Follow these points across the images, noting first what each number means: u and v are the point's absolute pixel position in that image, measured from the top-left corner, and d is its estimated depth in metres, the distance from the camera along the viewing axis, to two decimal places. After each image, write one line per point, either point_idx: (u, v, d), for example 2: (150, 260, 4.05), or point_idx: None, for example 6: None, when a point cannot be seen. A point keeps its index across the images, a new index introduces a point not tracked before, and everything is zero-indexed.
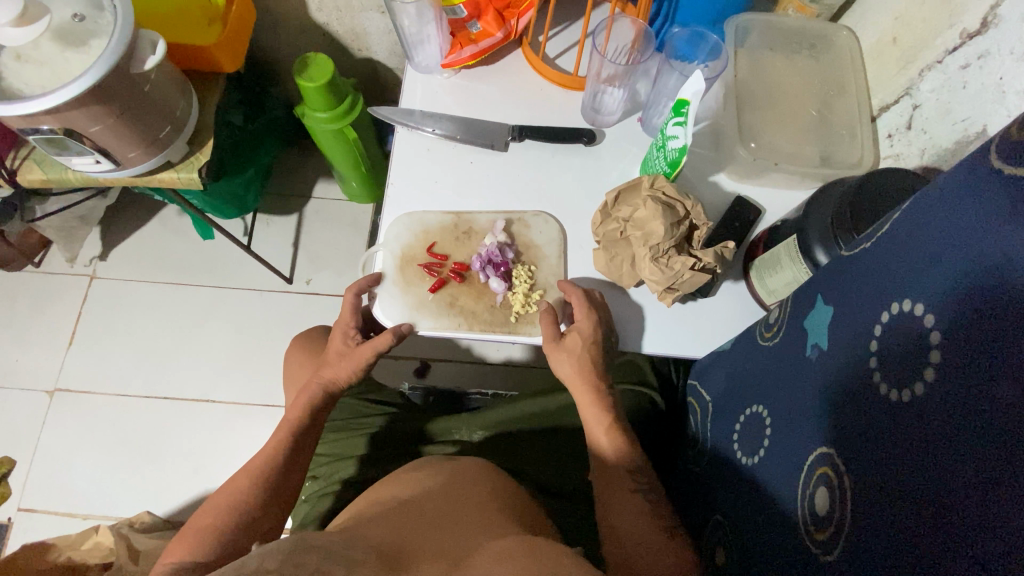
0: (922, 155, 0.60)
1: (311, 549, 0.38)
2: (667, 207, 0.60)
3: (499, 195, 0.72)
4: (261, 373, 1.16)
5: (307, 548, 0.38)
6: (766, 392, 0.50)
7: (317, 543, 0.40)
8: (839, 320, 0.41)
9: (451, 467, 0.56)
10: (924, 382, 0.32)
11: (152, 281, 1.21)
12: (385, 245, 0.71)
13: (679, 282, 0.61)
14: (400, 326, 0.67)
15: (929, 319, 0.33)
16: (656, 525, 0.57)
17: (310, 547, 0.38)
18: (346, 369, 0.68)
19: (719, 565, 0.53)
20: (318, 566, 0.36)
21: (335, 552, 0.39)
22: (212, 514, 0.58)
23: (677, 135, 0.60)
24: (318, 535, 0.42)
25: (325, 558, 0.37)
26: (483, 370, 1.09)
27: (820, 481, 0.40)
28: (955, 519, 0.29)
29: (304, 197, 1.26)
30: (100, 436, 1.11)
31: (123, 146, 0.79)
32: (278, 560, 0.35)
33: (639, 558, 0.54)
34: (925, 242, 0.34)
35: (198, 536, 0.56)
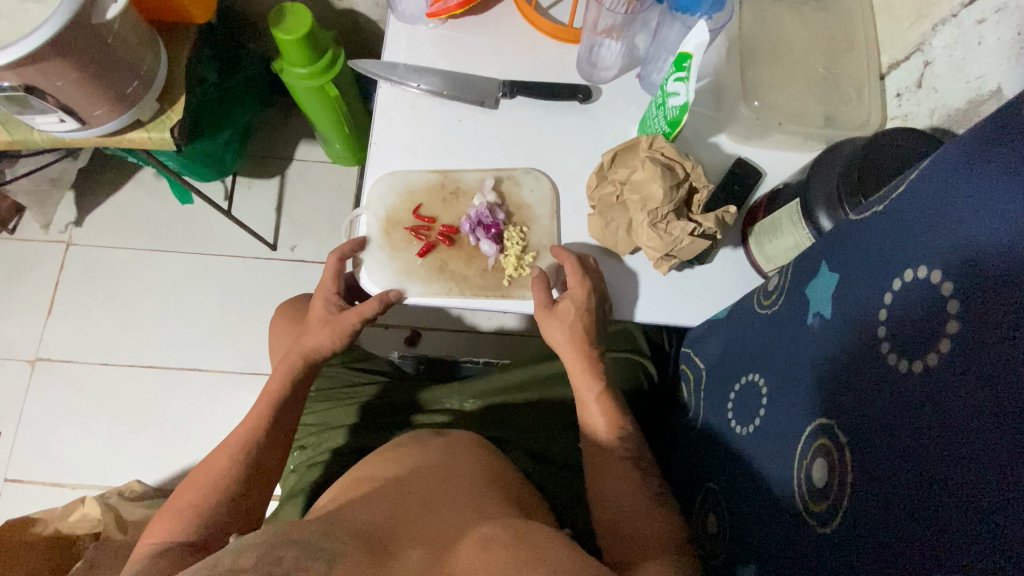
0: (931, 116, 0.57)
1: (293, 542, 0.38)
2: (666, 169, 0.57)
3: (489, 155, 0.69)
4: (247, 341, 1.14)
5: (287, 544, 0.37)
6: (762, 361, 0.49)
7: (300, 535, 0.39)
8: (845, 288, 0.40)
9: (439, 442, 0.55)
10: (939, 353, 0.30)
11: (130, 247, 1.17)
12: (369, 209, 0.68)
13: (678, 248, 0.59)
14: (387, 292, 0.64)
15: (947, 286, 0.31)
16: (647, 494, 0.56)
17: (291, 541, 0.38)
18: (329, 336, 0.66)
19: (711, 533, 0.53)
20: (297, 564, 0.35)
21: (317, 544, 0.38)
22: (194, 493, 0.57)
23: (678, 91, 0.57)
24: (300, 525, 0.41)
25: (307, 553, 0.36)
26: (474, 337, 1.08)
27: (818, 453, 0.39)
28: (967, 494, 0.28)
29: (287, 159, 1.21)
30: (84, 406, 1.09)
31: (88, 103, 0.74)
32: (255, 558, 0.35)
33: (631, 525, 0.54)
34: (948, 204, 0.32)
35: (179, 515, 0.55)
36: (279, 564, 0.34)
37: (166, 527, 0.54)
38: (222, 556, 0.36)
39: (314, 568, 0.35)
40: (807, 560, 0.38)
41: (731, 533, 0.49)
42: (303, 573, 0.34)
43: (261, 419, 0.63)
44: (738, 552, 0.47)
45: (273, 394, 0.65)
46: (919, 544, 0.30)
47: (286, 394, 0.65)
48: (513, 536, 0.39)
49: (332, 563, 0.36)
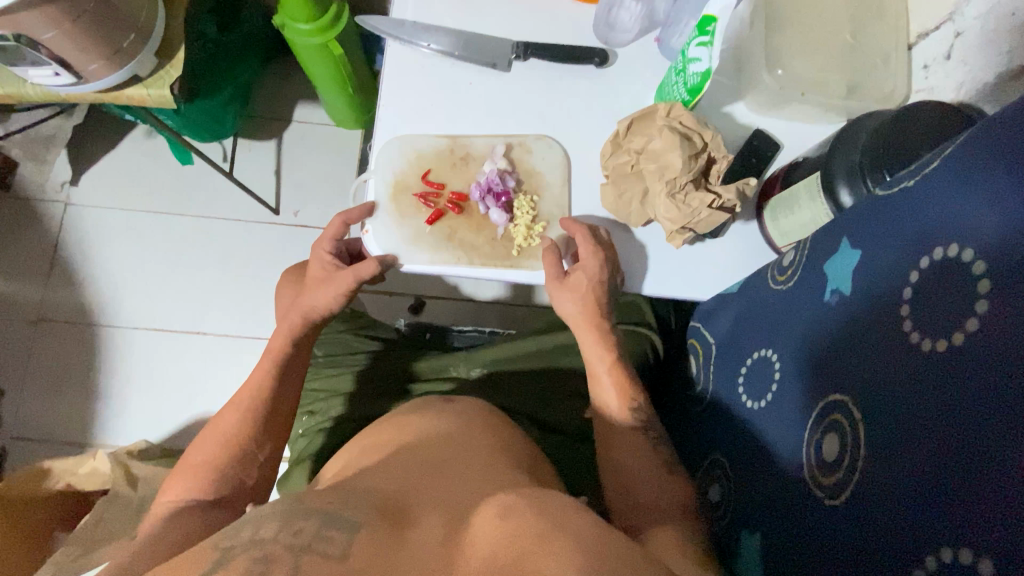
0: (958, 89, 0.56)
1: (311, 512, 0.38)
2: (685, 139, 0.56)
3: (499, 118, 0.67)
4: (251, 306, 1.13)
5: (306, 511, 0.38)
6: (775, 336, 0.49)
7: (318, 504, 0.39)
8: (868, 265, 0.39)
9: (449, 411, 0.55)
10: (965, 333, 0.30)
11: (130, 208, 1.15)
12: (376, 173, 0.67)
13: (695, 220, 0.58)
14: (385, 257, 0.64)
15: (979, 265, 0.30)
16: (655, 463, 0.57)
17: (308, 510, 0.38)
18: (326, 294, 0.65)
19: (713, 502, 0.54)
20: (318, 532, 0.35)
21: (334, 512, 0.38)
22: (206, 452, 0.58)
23: (700, 57, 0.55)
24: (316, 494, 0.41)
25: (325, 523, 0.36)
26: (478, 308, 1.08)
27: (829, 428, 0.39)
28: (987, 472, 0.28)
29: (288, 120, 1.18)
30: (90, 367, 1.10)
31: (84, 56, 0.71)
32: (276, 527, 0.36)
33: (636, 491, 0.56)
34: (985, 181, 0.31)
35: (200, 471, 0.56)
36: (296, 537, 0.35)
37: (182, 486, 0.56)
38: (242, 525, 0.37)
39: (335, 539, 0.35)
40: (812, 530, 0.39)
41: (736, 502, 0.50)
42: (324, 545, 0.34)
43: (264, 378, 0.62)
44: (743, 521, 0.48)
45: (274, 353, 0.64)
46: (934, 519, 0.30)
47: (294, 352, 0.65)
48: (530, 504, 0.40)
49: (351, 531, 0.36)
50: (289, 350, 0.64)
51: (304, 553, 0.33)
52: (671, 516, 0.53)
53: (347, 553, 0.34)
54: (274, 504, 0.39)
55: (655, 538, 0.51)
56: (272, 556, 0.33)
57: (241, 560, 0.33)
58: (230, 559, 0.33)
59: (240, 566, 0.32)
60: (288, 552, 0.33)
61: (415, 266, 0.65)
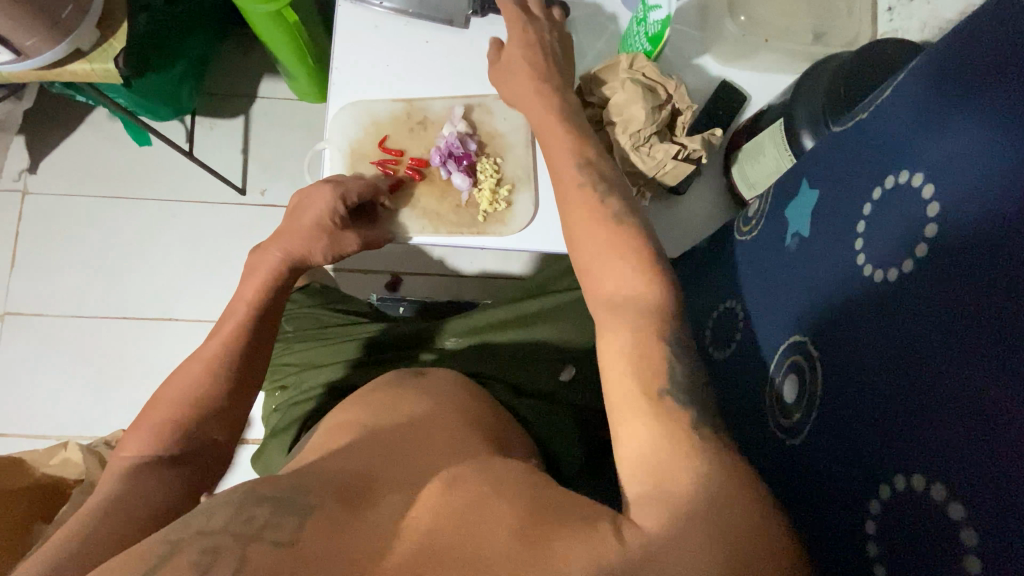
0: (922, 29, 0.54)
1: (264, 498, 0.37)
2: (649, 91, 0.55)
3: (458, 79, 0.65)
4: (224, 289, 1.11)
5: (260, 498, 0.37)
6: (741, 286, 0.48)
7: (270, 490, 0.38)
8: (824, 203, 0.38)
9: (414, 386, 0.54)
10: (915, 260, 0.30)
11: (91, 194, 1.11)
12: (331, 142, 0.65)
13: (662, 173, 0.57)
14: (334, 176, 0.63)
15: (928, 190, 0.30)
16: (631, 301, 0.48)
17: (263, 497, 0.37)
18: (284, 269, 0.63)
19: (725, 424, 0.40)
20: (268, 518, 0.35)
21: (288, 496, 0.37)
22: (168, 406, 0.55)
23: (660, 4, 0.53)
24: (272, 479, 0.40)
25: (277, 509, 0.36)
26: (456, 281, 1.07)
27: (790, 369, 0.39)
28: (936, 397, 0.28)
29: (250, 96, 1.14)
30: (60, 359, 1.08)
31: (18, 30, 0.67)
32: (225, 517, 0.35)
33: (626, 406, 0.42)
34: (933, 104, 0.30)
35: (158, 430, 0.53)
36: (247, 528, 0.34)
37: (142, 440, 0.53)
38: (191, 517, 0.36)
39: (285, 525, 0.35)
40: (776, 473, 0.39)
41: None
42: (272, 532, 0.34)
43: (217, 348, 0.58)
44: None
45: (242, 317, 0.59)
46: (887, 449, 0.30)
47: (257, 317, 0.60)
48: (490, 474, 0.39)
49: (302, 517, 0.35)
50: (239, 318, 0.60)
51: (251, 544, 0.33)
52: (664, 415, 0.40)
53: (296, 539, 0.34)
54: (228, 492, 0.38)
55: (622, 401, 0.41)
56: (218, 548, 0.33)
57: (187, 553, 0.32)
58: (176, 552, 0.33)
59: (186, 560, 0.32)
60: (235, 543, 0.33)
61: (417, 239, 0.64)
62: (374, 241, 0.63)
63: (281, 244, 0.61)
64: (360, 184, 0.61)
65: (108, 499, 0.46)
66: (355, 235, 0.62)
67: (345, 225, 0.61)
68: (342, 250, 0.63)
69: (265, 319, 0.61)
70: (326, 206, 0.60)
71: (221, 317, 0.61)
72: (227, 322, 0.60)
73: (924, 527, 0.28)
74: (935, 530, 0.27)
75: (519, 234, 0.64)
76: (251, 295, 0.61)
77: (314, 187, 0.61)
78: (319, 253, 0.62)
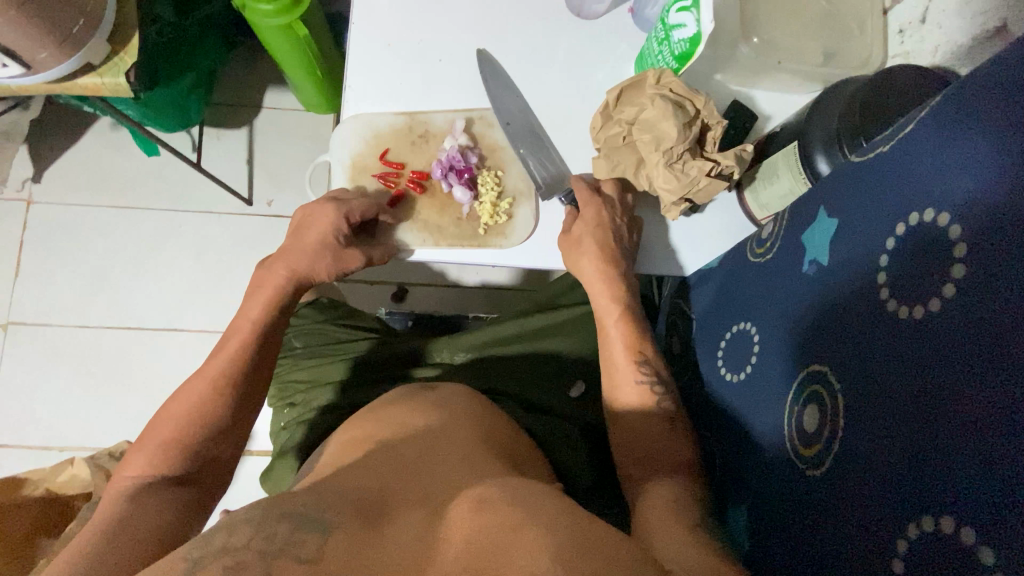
0: (934, 54, 0.55)
1: (283, 515, 0.36)
2: (677, 107, 0.54)
3: (460, 92, 0.65)
4: (229, 300, 1.11)
5: (278, 514, 0.37)
6: (755, 309, 0.48)
7: (293, 505, 0.38)
8: (844, 234, 0.39)
9: (428, 401, 0.55)
10: (941, 299, 0.30)
11: (96, 204, 1.11)
12: (334, 156, 0.65)
13: (695, 190, 0.57)
14: (343, 192, 0.63)
15: (955, 230, 0.30)
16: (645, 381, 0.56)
17: (281, 513, 0.37)
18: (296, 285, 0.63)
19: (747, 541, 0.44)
20: (290, 535, 0.35)
21: (307, 515, 0.37)
22: (171, 425, 0.55)
23: (683, 23, 0.53)
24: (287, 496, 0.40)
25: (297, 526, 0.35)
26: (461, 293, 1.07)
27: (809, 400, 0.39)
28: (965, 437, 0.28)
29: (256, 106, 1.14)
30: (64, 369, 1.07)
31: (31, 45, 0.67)
32: (248, 534, 0.34)
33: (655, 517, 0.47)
34: (961, 143, 0.30)
35: (161, 450, 0.53)
36: (269, 543, 0.34)
37: (145, 459, 0.53)
38: (211, 533, 0.36)
39: (309, 541, 0.34)
40: (797, 504, 0.39)
41: (723, 475, 0.50)
42: (296, 550, 0.34)
43: (232, 364, 0.59)
44: (731, 494, 0.48)
45: (247, 340, 0.60)
46: (912, 486, 0.30)
47: (265, 329, 0.61)
48: (505, 493, 0.40)
49: (325, 535, 0.35)
50: (252, 335, 0.60)
51: (278, 558, 0.33)
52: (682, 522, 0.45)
53: (320, 556, 0.34)
54: (247, 509, 0.37)
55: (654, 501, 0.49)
56: (243, 565, 0.32)
57: (212, 571, 0.31)
58: (201, 570, 0.32)
59: None
60: (261, 557, 0.33)
61: (418, 253, 0.63)
62: (376, 258, 0.63)
63: (284, 261, 0.63)
64: (362, 202, 0.61)
65: (115, 518, 0.47)
66: (358, 251, 0.62)
67: (347, 243, 0.61)
68: (345, 267, 0.63)
69: (269, 340, 0.61)
70: (329, 224, 0.60)
71: (223, 334, 0.61)
72: (233, 341, 0.60)
73: (949, 566, 0.28)
74: (960, 570, 0.27)
75: (521, 246, 0.64)
76: (265, 313, 0.62)
77: (315, 204, 0.62)
78: (321, 269, 0.62)
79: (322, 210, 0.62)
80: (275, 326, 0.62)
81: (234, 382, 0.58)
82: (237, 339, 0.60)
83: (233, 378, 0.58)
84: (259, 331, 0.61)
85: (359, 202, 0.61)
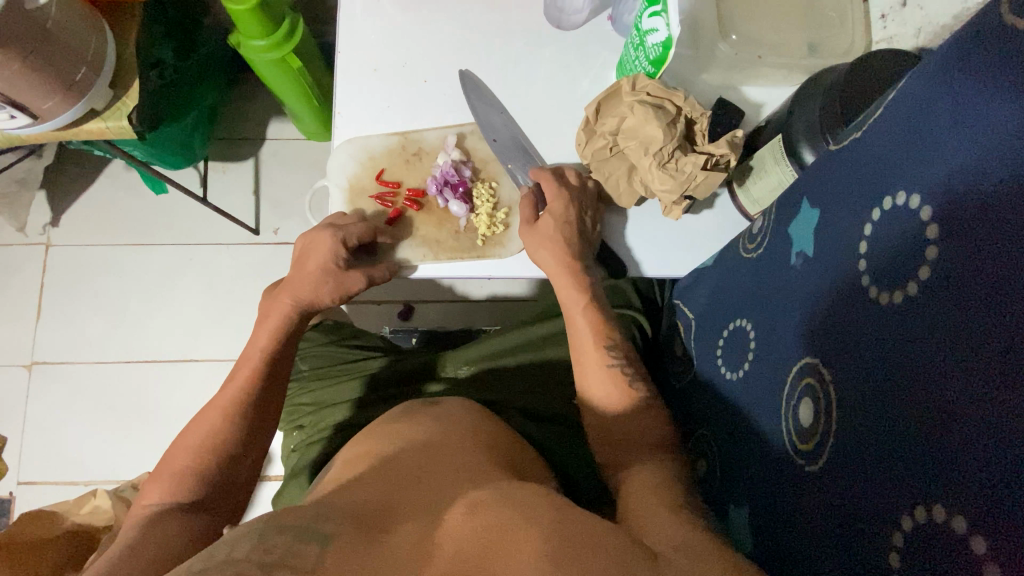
0: (917, 35, 0.54)
1: (283, 528, 0.37)
2: (656, 108, 0.55)
3: (450, 108, 0.66)
4: (239, 327, 1.13)
5: (280, 527, 0.37)
6: (749, 304, 0.48)
7: (292, 520, 0.39)
8: (826, 223, 0.38)
9: (427, 415, 0.55)
10: (918, 282, 0.30)
11: (110, 242, 1.15)
12: (332, 180, 0.66)
13: (693, 186, 0.56)
14: (334, 217, 0.64)
15: (927, 212, 0.30)
16: (616, 368, 0.57)
17: (282, 527, 0.37)
18: (295, 308, 0.64)
19: (754, 543, 0.43)
20: (289, 547, 0.35)
21: (308, 527, 0.37)
22: (186, 455, 0.56)
23: (656, 28, 0.54)
24: (289, 511, 0.40)
25: (298, 538, 0.36)
26: (468, 308, 1.07)
27: (804, 393, 0.38)
28: (952, 423, 0.27)
29: (259, 138, 1.17)
30: (86, 404, 1.10)
31: (37, 95, 0.70)
32: (247, 546, 0.35)
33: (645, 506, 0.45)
34: (926, 124, 0.30)
35: (176, 478, 0.54)
36: (267, 555, 0.34)
37: (161, 489, 0.54)
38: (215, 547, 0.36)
39: (307, 553, 0.35)
40: (799, 502, 0.38)
41: (724, 477, 0.48)
42: (294, 560, 0.34)
43: (242, 392, 0.60)
44: (733, 495, 0.47)
45: (256, 366, 0.61)
46: (906, 475, 0.29)
47: (275, 351, 0.63)
48: (502, 498, 0.40)
49: (323, 546, 0.36)
50: (257, 362, 0.62)
51: (275, 569, 0.33)
52: (673, 511, 0.44)
53: (318, 567, 0.34)
54: (247, 523, 0.38)
55: (642, 491, 0.47)
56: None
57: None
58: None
59: None
60: (257, 569, 0.33)
61: (420, 269, 0.64)
62: (377, 277, 0.63)
63: (288, 291, 0.64)
64: (360, 227, 0.62)
65: (131, 541, 0.47)
66: (360, 274, 0.63)
67: (347, 266, 0.62)
68: (348, 291, 0.64)
69: (278, 366, 0.63)
70: (327, 250, 0.61)
71: (234, 364, 0.63)
72: (243, 369, 0.62)
73: (946, 557, 0.27)
74: (957, 562, 0.27)
75: (519, 254, 0.64)
76: (271, 340, 0.63)
77: (313, 231, 0.63)
78: (324, 294, 0.64)
79: (314, 241, 0.62)
80: (282, 352, 0.64)
81: (244, 409, 0.59)
82: (247, 366, 0.62)
83: (245, 405, 0.59)
84: (268, 357, 0.62)
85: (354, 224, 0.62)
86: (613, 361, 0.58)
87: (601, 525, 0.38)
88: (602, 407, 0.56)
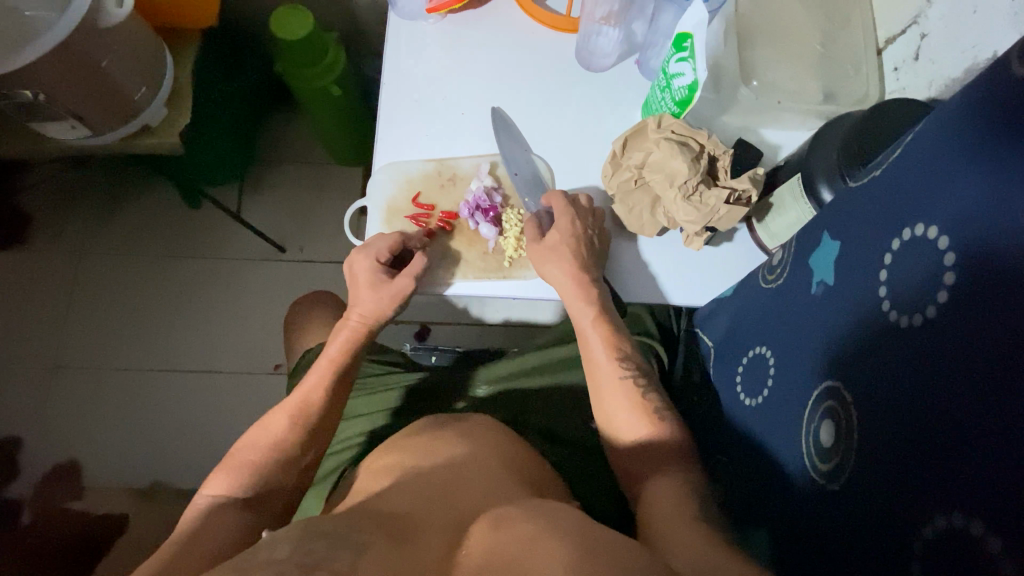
0: (929, 87, 0.58)
1: (319, 534, 0.39)
2: (682, 145, 0.58)
3: (483, 139, 0.70)
4: (259, 341, 1.16)
5: (317, 534, 0.39)
6: (768, 332, 0.50)
7: (327, 526, 0.40)
8: (846, 253, 0.41)
9: (453, 430, 0.56)
10: (936, 306, 0.32)
11: (142, 253, 1.19)
12: (370, 200, 0.70)
13: (716, 219, 0.59)
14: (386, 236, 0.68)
15: (943, 241, 0.32)
16: (628, 378, 0.59)
17: (319, 533, 0.39)
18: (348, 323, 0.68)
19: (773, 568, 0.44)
20: (327, 552, 0.37)
21: (342, 534, 0.39)
22: (250, 452, 0.61)
23: (683, 71, 0.58)
24: (324, 518, 0.42)
25: (334, 543, 0.38)
26: (482, 331, 1.09)
27: (824, 415, 0.40)
28: (969, 439, 0.29)
29: (292, 160, 1.22)
30: (102, 410, 1.11)
31: (100, 109, 0.76)
32: (288, 549, 0.36)
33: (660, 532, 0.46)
34: (941, 162, 0.32)
35: (237, 474, 0.59)
36: (307, 556, 0.36)
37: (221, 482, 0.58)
38: (256, 546, 0.38)
39: (343, 558, 0.36)
40: (819, 522, 0.40)
41: (741, 502, 0.50)
42: (332, 563, 0.35)
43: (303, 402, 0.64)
44: (751, 519, 0.48)
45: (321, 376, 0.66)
46: (924, 494, 0.31)
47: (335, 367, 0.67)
48: (533, 516, 0.41)
49: (358, 551, 0.37)
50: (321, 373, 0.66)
51: (314, 570, 0.34)
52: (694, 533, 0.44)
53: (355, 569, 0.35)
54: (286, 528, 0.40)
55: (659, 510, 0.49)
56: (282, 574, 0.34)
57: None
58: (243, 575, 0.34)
59: None
60: (297, 569, 0.34)
61: (450, 287, 0.67)
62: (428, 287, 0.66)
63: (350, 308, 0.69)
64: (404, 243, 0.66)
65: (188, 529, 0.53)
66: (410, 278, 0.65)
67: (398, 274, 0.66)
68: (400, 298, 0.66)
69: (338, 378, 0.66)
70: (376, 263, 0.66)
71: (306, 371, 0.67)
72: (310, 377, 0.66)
73: (962, 563, 0.29)
74: (975, 566, 0.28)
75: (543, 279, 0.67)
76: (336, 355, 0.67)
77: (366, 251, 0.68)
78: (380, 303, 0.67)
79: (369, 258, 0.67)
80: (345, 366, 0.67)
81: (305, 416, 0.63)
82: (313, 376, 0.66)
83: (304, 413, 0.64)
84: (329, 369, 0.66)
85: (389, 241, 0.66)
86: (625, 371, 0.59)
87: (625, 544, 0.39)
88: (623, 425, 0.58)
